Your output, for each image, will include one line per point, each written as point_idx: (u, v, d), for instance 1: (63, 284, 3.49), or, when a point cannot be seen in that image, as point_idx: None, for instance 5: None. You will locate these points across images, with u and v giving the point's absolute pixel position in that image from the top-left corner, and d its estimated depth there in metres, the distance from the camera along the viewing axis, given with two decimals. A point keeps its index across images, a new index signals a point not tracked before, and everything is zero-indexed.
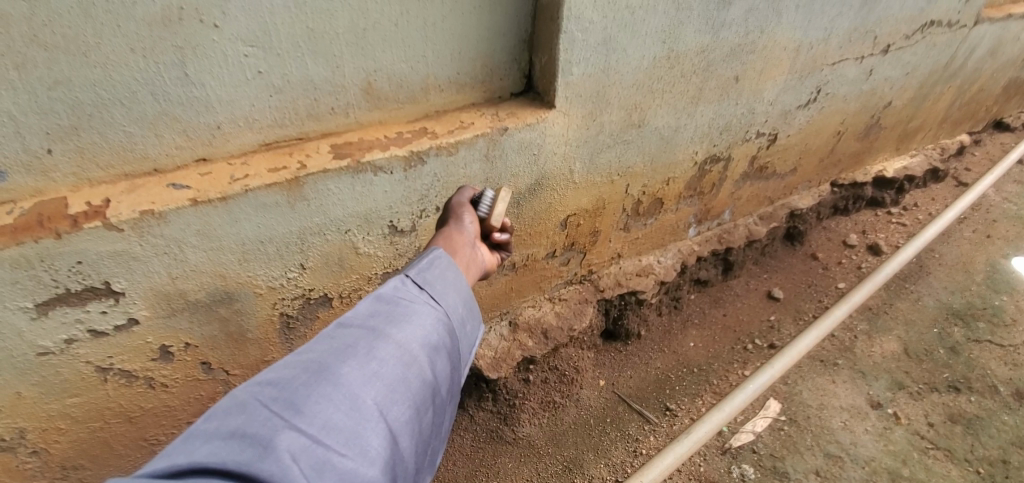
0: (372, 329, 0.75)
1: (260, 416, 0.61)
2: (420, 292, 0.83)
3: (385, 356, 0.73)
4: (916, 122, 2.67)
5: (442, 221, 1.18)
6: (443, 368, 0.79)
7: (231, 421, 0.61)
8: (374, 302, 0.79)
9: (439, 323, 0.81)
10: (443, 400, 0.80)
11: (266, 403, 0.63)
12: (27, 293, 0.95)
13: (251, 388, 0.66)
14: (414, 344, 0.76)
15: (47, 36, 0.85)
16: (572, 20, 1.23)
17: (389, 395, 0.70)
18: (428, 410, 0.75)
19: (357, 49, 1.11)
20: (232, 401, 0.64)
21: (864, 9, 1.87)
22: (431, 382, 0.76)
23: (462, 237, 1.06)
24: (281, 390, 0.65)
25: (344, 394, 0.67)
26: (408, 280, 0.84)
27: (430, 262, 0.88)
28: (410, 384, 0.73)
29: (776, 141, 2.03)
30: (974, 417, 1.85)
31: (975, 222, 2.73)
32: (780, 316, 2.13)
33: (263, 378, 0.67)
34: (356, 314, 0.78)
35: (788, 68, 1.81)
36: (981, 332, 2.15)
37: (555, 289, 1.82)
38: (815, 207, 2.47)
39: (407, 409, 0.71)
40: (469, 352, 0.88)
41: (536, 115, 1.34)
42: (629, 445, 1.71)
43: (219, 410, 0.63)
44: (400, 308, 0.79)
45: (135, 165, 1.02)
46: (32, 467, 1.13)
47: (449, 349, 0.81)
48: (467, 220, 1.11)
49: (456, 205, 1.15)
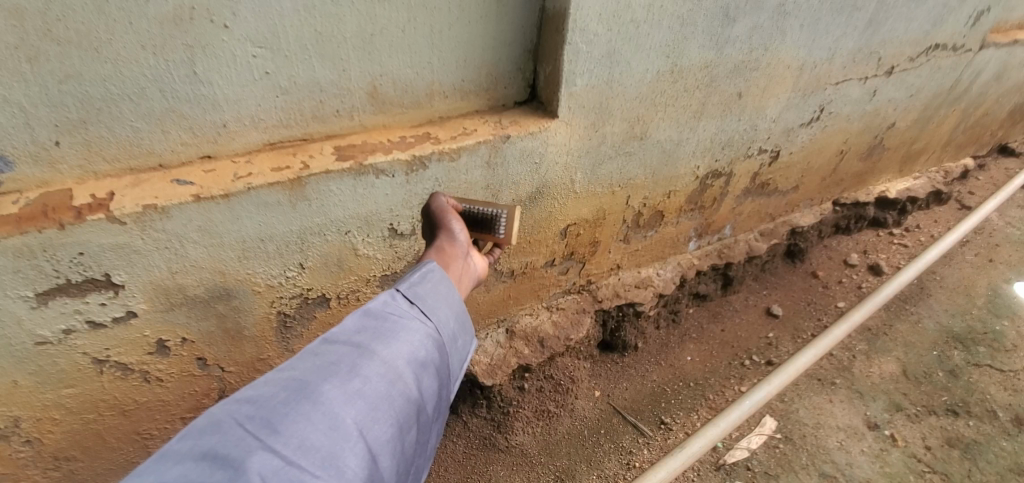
0: (357, 345, 0.77)
1: (234, 437, 0.62)
2: (410, 306, 0.85)
3: (370, 373, 0.74)
4: (920, 144, 2.68)
5: (429, 230, 1.16)
6: (428, 385, 0.81)
7: (205, 441, 0.62)
8: (362, 316, 0.81)
9: (428, 338, 0.83)
10: (429, 417, 0.81)
11: (241, 422, 0.64)
12: (28, 283, 0.96)
13: (228, 406, 0.67)
14: (400, 361, 0.77)
15: (61, 30, 0.87)
16: (577, 32, 1.25)
17: (371, 414, 0.71)
18: (411, 428, 0.77)
19: (364, 53, 1.13)
20: (207, 419, 0.65)
21: (869, 30, 1.89)
22: (416, 399, 0.78)
23: (454, 250, 1.06)
24: (258, 409, 0.66)
25: (323, 413, 0.68)
26: (398, 294, 0.86)
27: (422, 276, 0.91)
28: (393, 402, 0.74)
29: (779, 158, 2.04)
30: (973, 441, 1.84)
31: (978, 245, 2.72)
32: (778, 333, 2.12)
33: (241, 395, 0.68)
34: (343, 329, 0.79)
35: (792, 86, 1.82)
36: (981, 356, 2.14)
37: (552, 298, 1.82)
38: (817, 225, 2.47)
39: (389, 427, 0.73)
40: (459, 366, 0.91)
41: (538, 124, 1.36)
42: (623, 457, 1.70)
43: (194, 429, 0.64)
44: (387, 324, 0.81)
45: (141, 160, 1.04)
46: (25, 457, 1.14)
47: (436, 365, 0.83)
48: (457, 229, 1.10)
49: (444, 214, 1.13)
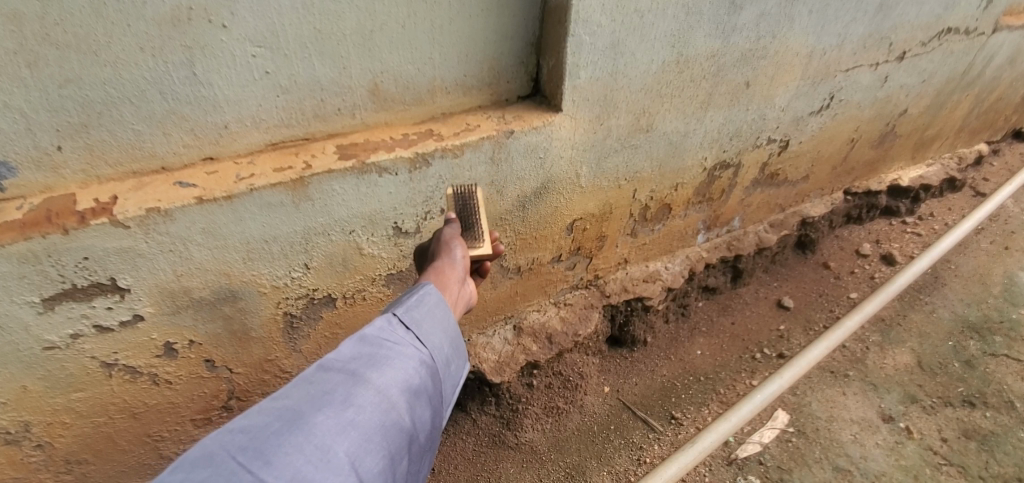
0: (352, 373, 0.78)
1: (226, 470, 0.64)
2: (406, 332, 0.87)
3: (363, 402, 0.75)
4: (933, 131, 2.62)
5: (431, 249, 1.15)
6: (421, 414, 0.83)
7: (197, 474, 0.63)
8: (357, 343, 0.82)
9: (422, 365, 0.85)
10: (421, 446, 0.83)
11: (234, 454, 0.66)
12: (35, 288, 0.96)
13: (222, 436, 0.68)
14: (394, 389, 0.79)
15: (59, 34, 0.86)
16: (579, 24, 1.22)
17: (364, 445, 0.73)
18: (404, 458, 0.78)
19: (364, 50, 1.12)
20: (200, 451, 0.66)
21: (880, 15, 1.84)
22: (409, 428, 0.79)
23: (452, 273, 1.05)
24: (251, 440, 0.67)
25: (316, 445, 0.69)
26: (395, 319, 0.88)
27: (418, 299, 0.92)
28: (386, 432, 0.76)
29: (788, 147, 2.00)
30: (990, 433, 1.80)
31: (994, 232, 2.67)
32: (790, 325, 2.09)
33: (236, 425, 0.70)
34: (338, 356, 0.81)
35: (801, 74, 1.78)
36: (998, 346, 2.10)
37: (560, 294, 1.80)
38: (828, 215, 2.42)
39: (381, 459, 0.74)
40: (452, 391, 0.92)
41: (542, 118, 1.34)
42: (633, 453, 1.69)
43: (186, 461, 0.65)
44: (382, 351, 0.82)
45: (143, 163, 1.03)
46: (36, 461, 1.14)
47: (430, 393, 0.85)
48: (458, 253, 1.08)
49: (446, 235, 1.12)
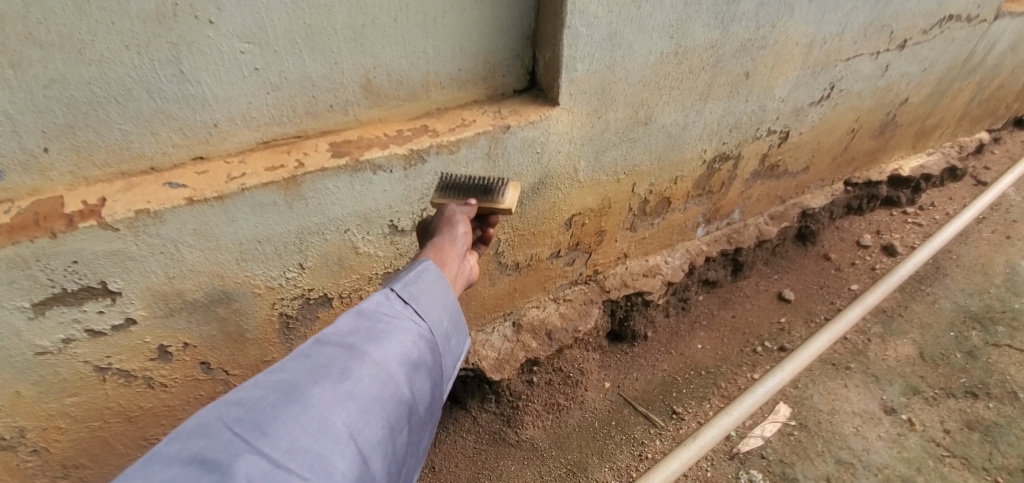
0: (349, 347, 0.77)
1: (221, 440, 0.64)
2: (404, 306, 0.85)
3: (360, 375, 0.75)
4: (933, 120, 2.60)
5: (434, 223, 1.13)
6: (421, 387, 0.82)
7: (193, 444, 0.63)
8: (355, 317, 0.81)
9: (422, 338, 0.84)
10: (421, 418, 0.82)
11: (229, 426, 0.66)
12: (24, 293, 0.94)
13: (218, 409, 0.68)
14: (393, 362, 0.78)
15: (42, 34, 0.84)
16: (576, 15, 1.20)
17: (361, 416, 0.72)
18: (403, 428, 0.78)
19: (355, 45, 1.09)
20: (196, 422, 0.67)
21: (880, 3, 1.82)
22: (408, 401, 0.79)
23: (453, 251, 1.03)
24: (248, 412, 0.68)
25: (312, 417, 0.69)
26: (393, 294, 0.86)
27: (417, 275, 0.90)
28: (384, 403, 0.75)
29: (789, 138, 1.98)
30: (993, 423, 1.80)
31: (995, 221, 2.65)
32: (791, 318, 2.09)
33: (232, 397, 0.70)
34: (335, 330, 0.79)
35: (801, 63, 1.76)
36: (1000, 336, 2.09)
37: (559, 290, 1.78)
38: (828, 206, 2.41)
39: (380, 429, 0.74)
40: (453, 366, 0.91)
41: (539, 112, 1.32)
42: (635, 448, 1.69)
43: (183, 432, 0.66)
44: (380, 324, 0.81)
45: (132, 163, 1.01)
46: (32, 467, 1.13)
47: (429, 366, 0.84)
48: (461, 230, 1.05)
49: (450, 210, 1.08)
